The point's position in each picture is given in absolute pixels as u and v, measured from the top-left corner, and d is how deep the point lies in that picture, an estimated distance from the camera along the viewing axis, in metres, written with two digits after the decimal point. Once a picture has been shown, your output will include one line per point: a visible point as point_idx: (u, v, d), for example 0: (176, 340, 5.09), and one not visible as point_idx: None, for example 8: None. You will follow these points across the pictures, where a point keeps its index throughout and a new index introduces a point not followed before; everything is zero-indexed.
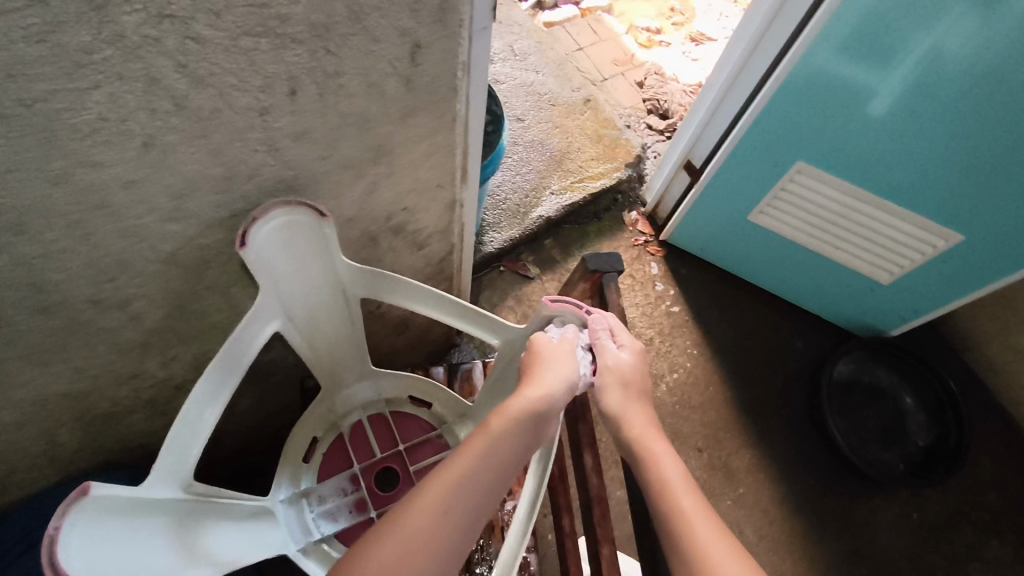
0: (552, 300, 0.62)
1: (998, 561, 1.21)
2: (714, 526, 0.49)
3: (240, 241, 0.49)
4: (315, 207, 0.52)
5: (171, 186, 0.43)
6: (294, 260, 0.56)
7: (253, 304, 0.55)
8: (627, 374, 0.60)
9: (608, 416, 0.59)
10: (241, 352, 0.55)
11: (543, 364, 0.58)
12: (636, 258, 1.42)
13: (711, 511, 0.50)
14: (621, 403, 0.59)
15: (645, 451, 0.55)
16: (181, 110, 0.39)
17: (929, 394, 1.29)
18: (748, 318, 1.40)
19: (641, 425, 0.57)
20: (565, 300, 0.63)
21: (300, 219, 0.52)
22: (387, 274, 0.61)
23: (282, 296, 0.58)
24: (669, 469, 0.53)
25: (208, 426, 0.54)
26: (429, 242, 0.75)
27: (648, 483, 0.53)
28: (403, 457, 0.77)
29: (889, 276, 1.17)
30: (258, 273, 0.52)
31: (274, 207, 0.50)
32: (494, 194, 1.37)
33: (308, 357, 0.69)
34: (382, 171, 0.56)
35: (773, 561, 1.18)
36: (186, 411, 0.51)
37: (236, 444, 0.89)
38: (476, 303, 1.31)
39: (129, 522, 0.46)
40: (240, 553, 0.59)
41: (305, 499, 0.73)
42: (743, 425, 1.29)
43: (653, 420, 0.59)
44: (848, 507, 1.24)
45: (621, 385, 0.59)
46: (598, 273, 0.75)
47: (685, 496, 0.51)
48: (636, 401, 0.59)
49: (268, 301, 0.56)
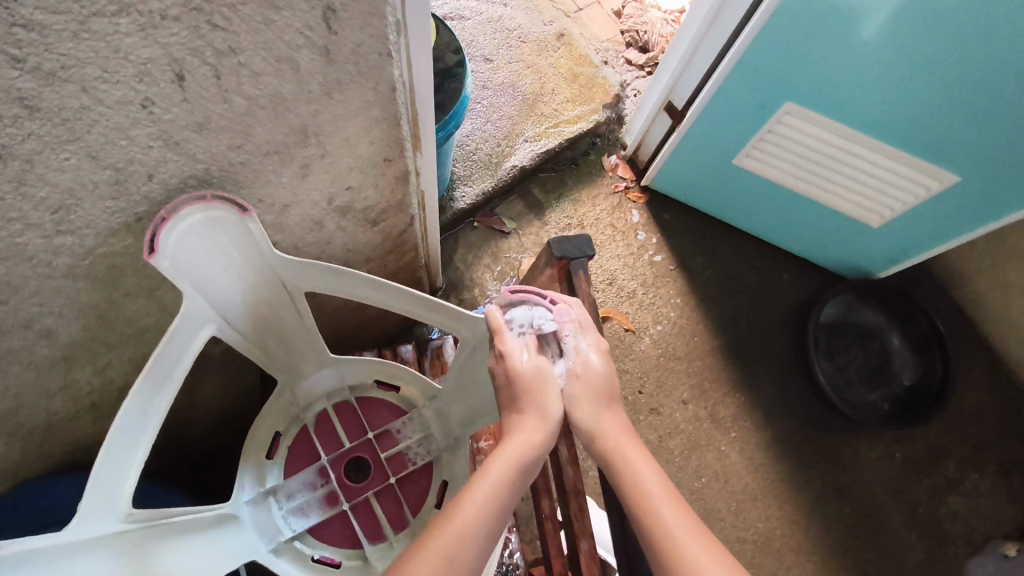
0: (512, 291, 0.65)
1: (978, 493, 1.22)
2: (702, 539, 0.45)
3: (148, 249, 0.43)
4: (236, 202, 0.47)
5: (50, 197, 0.37)
6: (218, 258, 0.52)
7: (181, 308, 0.51)
8: (597, 379, 0.57)
9: (580, 428, 0.55)
10: (171, 367, 0.52)
11: (532, 394, 0.55)
12: (617, 206, 1.35)
13: (697, 521, 0.47)
14: (594, 412, 0.56)
15: (620, 463, 0.52)
16: (34, 112, 0.32)
17: (915, 332, 1.27)
18: (733, 263, 1.34)
19: (617, 438, 0.54)
20: (532, 291, 0.64)
21: (219, 215, 0.47)
22: (331, 267, 0.57)
23: (209, 295, 0.53)
24: (646, 478, 0.50)
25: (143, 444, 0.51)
26: (384, 217, 0.69)
27: (626, 494, 0.50)
28: (374, 446, 0.74)
29: (879, 218, 1.12)
30: (173, 277, 0.47)
31: (187, 202, 0.44)
32: (463, 144, 1.29)
33: (251, 349, 0.65)
34: (312, 152, 0.49)
35: (757, 506, 1.19)
36: (115, 432, 0.48)
37: (202, 431, 0.86)
38: (450, 262, 1.25)
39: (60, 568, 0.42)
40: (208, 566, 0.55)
41: (272, 497, 0.69)
42: (728, 374, 1.27)
43: (627, 428, 0.56)
44: (834, 449, 1.24)
45: (592, 393, 0.56)
46: (564, 259, 0.70)
47: (668, 509, 0.47)
48: (608, 407, 0.56)
49: (195, 306, 0.52)
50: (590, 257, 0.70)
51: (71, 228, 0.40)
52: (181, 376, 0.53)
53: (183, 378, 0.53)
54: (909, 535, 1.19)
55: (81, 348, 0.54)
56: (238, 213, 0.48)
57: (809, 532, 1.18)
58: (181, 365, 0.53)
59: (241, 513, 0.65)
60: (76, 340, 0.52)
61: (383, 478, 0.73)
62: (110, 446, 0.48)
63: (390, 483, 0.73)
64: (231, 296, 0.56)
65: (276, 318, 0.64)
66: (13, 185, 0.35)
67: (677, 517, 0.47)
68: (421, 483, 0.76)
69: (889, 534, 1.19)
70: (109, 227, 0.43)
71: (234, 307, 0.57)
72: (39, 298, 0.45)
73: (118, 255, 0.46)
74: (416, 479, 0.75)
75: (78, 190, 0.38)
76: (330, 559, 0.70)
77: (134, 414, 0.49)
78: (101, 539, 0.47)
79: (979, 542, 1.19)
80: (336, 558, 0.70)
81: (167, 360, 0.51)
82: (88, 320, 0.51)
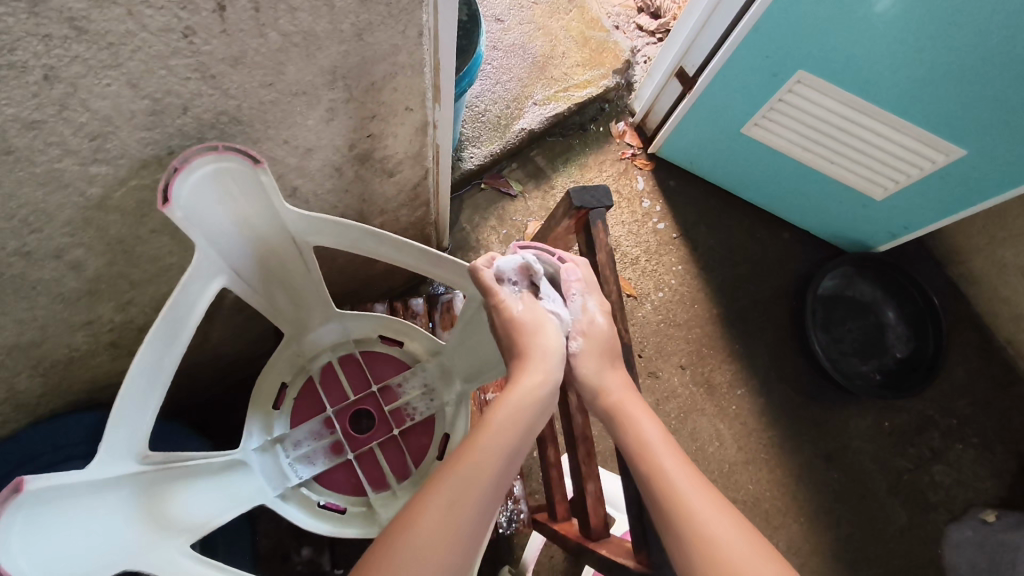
0: (520, 247, 0.66)
1: (961, 464, 1.26)
2: (693, 480, 0.51)
3: (161, 200, 0.44)
4: (247, 153, 0.48)
5: (88, 123, 0.38)
6: (232, 211, 0.53)
7: (193, 262, 0.52)
8: (602, 342, 0.64)
9: (587, 383, 0.63)
10: (179, 323, 0.53)
11: (533, 338, 0.60)
12: (623, 172, 1.35)
13: (693, 468, 0.53)
14: (597, 369, 0.63)
15: (624, 416, 0.58)
16: (82, 34, 0.32)
17: (909, 306, 1.29)
18: (736, 233, 1.35)
19: (619, 391, 0.61)
20: (535, 247, 0.67)
21: (233, 167, 0.48)
22: (337, 222, 0.57)
23: (220, 250, 0.55)
24: (648, 429, 0.57)
25: (157, 399, 0.54)
26: (401, 168, 0.70)
27: (630, 443, 0.56)
28: (377, 399, 0.79)
29: (883, 191, 1.13)
30: (187, 227, 0.48)
31: (199, 152, 0.45)
32: (473, 105, 1.29)
33: (256, 299, 0.66)
34: (339, 96, 0.51)
35: (747, 468, 1.22)
36: (131, 382, 0.50)
37: (212, 373, 0.88)
38: (455, 223, 1.26)
39: (85, 502, 0.46)
40: (209, 516, 0.58)
41: (279, 445, 0.74)
42: (727, 342, 1.29)
43: (627, 383, 0.63)
44: (825, 416, 1.27)
45: (598, 352, 0.63)
46: (583, 210, 0.70)
47: (666, 455, 0.53)
48: (612, 366, 0.63)
49: (209, 260, 0.54)
50: (607, 208, 0.71)
51: (106, 157, 0.41)
52: (195, 325, 0.55)
53: (197, 327, 0.55)
54: (892, 500, 1.24)
55: (104, 283, 0.55)
56: (250, 165, 0.49)
57: (798, 495, 1.22)
58: (193, 317, 0.55)
59: (250, 458, 0.70)
60: (101, 274, 0.54)
61: (387, 427, 0.78)
62: (127, 396, 0.50)
63: (393, 434, 0.78)
64: (243, 250, 0.58)
65: (284, 273, 0.66)
66: (56, 109, 0.36)
67: (672, 461, 0.53)
68: (423, 438, 0.79)
69: (875, 499, 1.24)
70: (141, 159, 0.44)
71: (240, 259, 0.59)
72: (70, 229, 0.46)
73: (148, 189, 0.47)
74: (418, 432, 0.79)
75: (116, 119, 0.39)
76: (336, 505, 0.74)
77: (151, 361, 0.51)
78: (123, 479, 0.50)
79: (959, 510, 1.24)
80: (341, 505, 0.74)
81: (177, 313, 0.52)
82: (114, 255, 0.52)
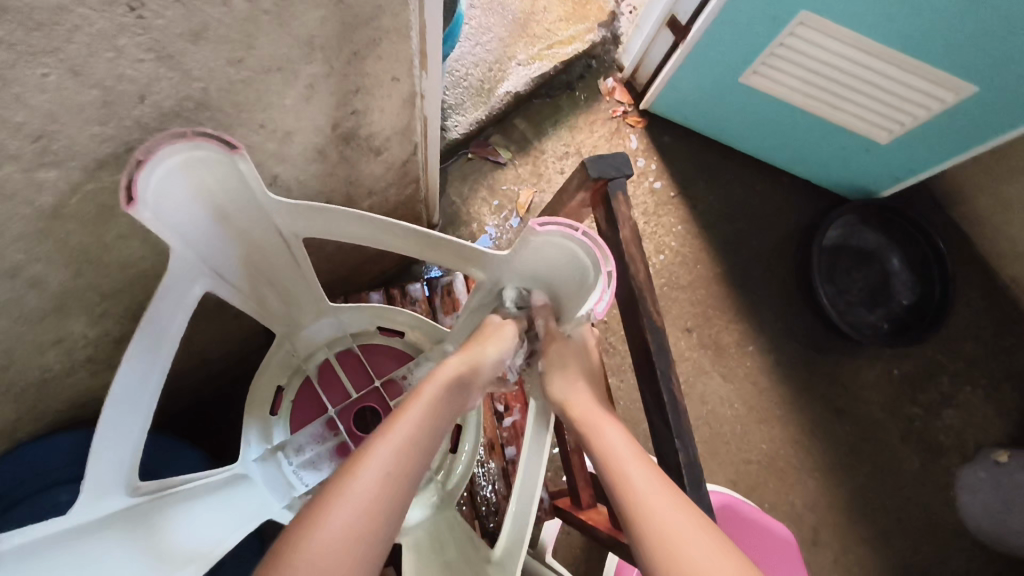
0: (540, 224, 0.51)
1: (970, 406, 1.26)
2: (659, 490, 0.49)
3: (125, 200, 0.39)
4: (222, 138, 0.42)
5: (29, 122, 0.32)
6: (207, 203, 0.47)
7: (169, 271, 0.47)
8: (585, 364, 0.62)
9: (555, 400, 0.59)
10: (162, 336, 0.48)
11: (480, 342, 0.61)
12: (615, 131, 1.29)
13: (666, 480, 0.51)
14: (563, 388, 0.60)
15: (591, 432, 0.56)
16: (6, 15, 0.26)
17: (914, 251, 1.27)
18: (735, 187, 1.31)
19: (585, 405, 0.58)
20: (553, 220, 0.52)
21: (204, 155, 0.42)
22: (321, 207, 0.51)
23: (200, 252, 0.49)
24: (616, 443, 0.54)
25: (143, 424, 0.49)
26: (388, 145, 0.64)
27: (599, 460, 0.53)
28: (381, 394, 0.75)
29: (887, 134, 1.08)
30: (154, 228, 0.43)
31: (163, 142, 0.40)
32: (453, 70, 1.21)
33: (241, 300, 0.60)
34: (318, 69, 0.45)
35: (759, 427, 1.21)
36: (113, 399, 0.45)
37: (201, 376, 0.83)
38: (445, 197, 1.21)
39: (79, 550, 0.41)
40: (216, 540, 0.53)
41: (280, 452, 0.71)
42: (732, 301, 1.26)
43: (597, 398, 0.59)
44: (834, 369, 1.25)
45: (581, 374, 0.61)
46: (602, 180, 0.64)
47: (636, 471, 0.51)
48: (580, 382, 0.60)
49: (185, 264, 0.48)
50: (627, 177, 0.66)
51: (55, 160, 0.35)
52: (177, 335, 0.50)
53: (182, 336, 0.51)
54: (904, 447, 1.24)
55: (71, 298, 0.50)
56: (225, 152, 0.43)
57: (811, 451, 1.22)
58: (174, 326, 0.50)
59: (250, 470, 0.66)
60: (67, 289, 0.48)
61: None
62: (108, 422, 0.45)
63: None
64: (224, 248, 0.52)
65: (271, 267, 0.60)
66: None
67: (644, 477, 0.50)
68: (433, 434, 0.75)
69: (886, 447, 1.23)
70: (97, 158, 0.38)
71: (221, 260, 0.53)
72: (23, 244, 0.40)
73: (108, 191, 0.41)
74: None
75: (62, 114, 0.33)
76: None
77: (134, 375, 0.46)
78: (113, 518, 0.45)
79: (971, 452, 1.24)
80: None
81: (158, 326, 0.47)
82: (79, 266, 0.47)
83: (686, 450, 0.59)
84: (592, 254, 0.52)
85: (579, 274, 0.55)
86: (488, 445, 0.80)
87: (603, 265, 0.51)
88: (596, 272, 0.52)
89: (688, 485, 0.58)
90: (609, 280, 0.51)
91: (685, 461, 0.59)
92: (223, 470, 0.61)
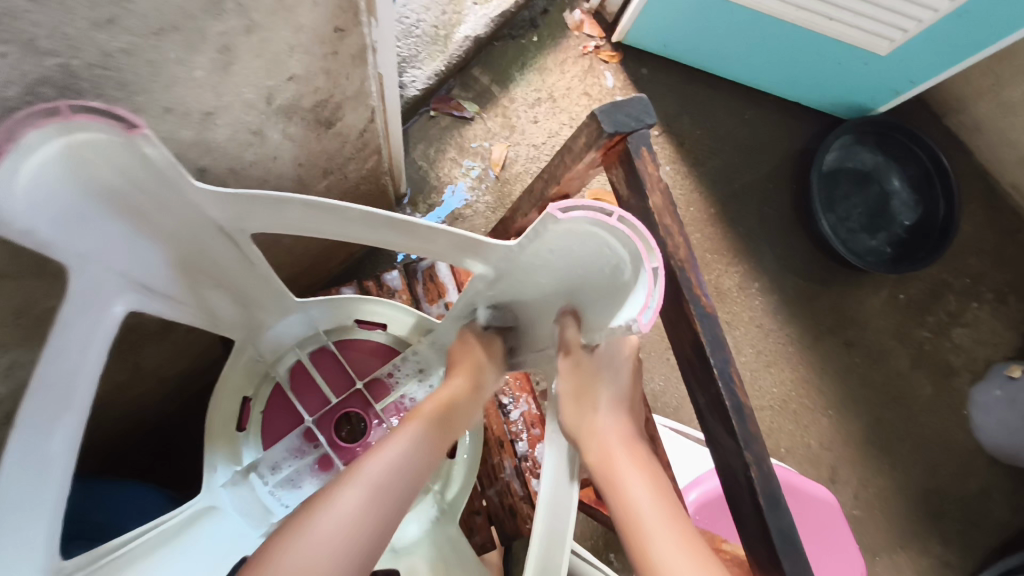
0: (562, 209, 0.40)
1: (979, 322, 1.22)
2: (687, 561, 0.43)
3: None
4: (116, 117, 0.32)
5: None
6: (111, 198, 0.36)
7: (68, 293, 0.37)
8: (619, 392, 0.53)
9: (568, 434, 0.51)
10: (72, 380, 0.38)
11: (467, 360, 0.57)
12: (588, 69, 1.17)
13: (694, 544, 0.44)
14: (576, 416, 0.51)
15: (608, 478, 0.48)
16: None
17: (914, 167, 1.20)
18: (722, 118, 1.21)
19: (607, 439, 0.50)
20: (581, 205, 0.40)
21: (91, 136, 0.32)
22: (262, 195, 0.39)
23: (102, 260, 0.39)
24: (639, 496, 0.47)
25: (53, 488, 0.38)
26: (341, 114, 0.53)
27: (616, 515, 0.47)
28: (364, 397, 0.66)
29: (888, 45, 0.99)
30: (20, 229, 0.31)
31: (26, 123, 0.29)
32: (402, 17, 1.07)
33: (186, 316, 0.49)
34: (231, 27, 0.34)
35: (769, 370, 1.16)
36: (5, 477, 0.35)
37: (155, 395, 0.74)
38: (412, 163, 1.09)
39: None
40: None
41: (254, 474, 0.61)
42: (730, 242, 1.18)
43: (626, 430, 0.52)
44: (838, 300, 1.20)
45: (612, 402, 0.52)
46: (620, 135, 0.56)
47: (661, 537, 0.44)
48: (599, 411, 0.51)
49: (85, 276, 0.38)
50: (650, 127, 0.57)
51: None
52: (89, 380, 0.40)
53: (98, 377, 0.41)
54: (915, 373, 1.20)
55: None
56: (121, 133, 0.32)
57: (822, 388, 1.17)
58: (91, 363, 0.40)
59: (219, 498, 0.57)
60: None
61: (381, 427, 0.65)
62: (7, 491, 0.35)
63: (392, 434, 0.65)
64: (144, 250, 0.41)
65: (218, 270, 0.48)
66: None
67: (668, 539, 0.44)
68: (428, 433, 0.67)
69: (898, 375, 1.19)
70: None
71: (141, 267, 0.42)
72: None
73: None
74: None
75: None
76: None
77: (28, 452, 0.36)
78: None
79: (981, 369, 1.20)
80: None
81: (66, 370, 0.38)
82: None
83: (757, 463, 0.53)
84: (630, 245, 0.40)
85: (609, 269, 0.44)
86: (497, 444, 0.73)
87: (647, 262, 0.39)
88: (635, 269, 0.41)
89: (764, 503, 0.52)
90: (655, 280, 0.39)
91: (758, 477, 0.53)
92: (184, 507, 0.52)
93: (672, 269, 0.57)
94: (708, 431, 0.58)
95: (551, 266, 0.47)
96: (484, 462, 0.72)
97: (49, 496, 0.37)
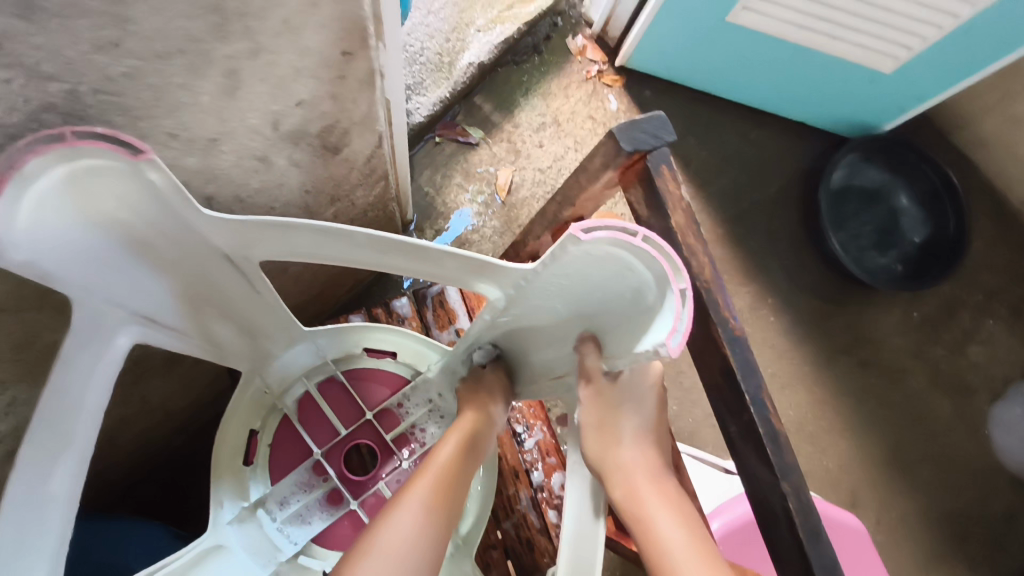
0: (584, 229, 0.39)
1: (996, 339, 1.19)
2: None
3: None
4: (119, 143, 0.31)
5: None
6: (113, 229, 0.36)
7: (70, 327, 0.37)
8: (640, 423, 0.52)
9: (591, 463, 0.49)
10: (73, 417, 0.37)
11: (474, 409, 0.55)
12: (592, 93, 1.17)
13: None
14: (599, 447, 0.49)
15: (635, 514, 0.46)
16: None
17: (923, 184, 1.19)
18: (728, 139, 1.21)
19: (633, 471, 0.48)
20: (603, 224, 0.39)
21: (95, 163, 0.31)
22: (274, 222, 0.37)
23: (102, 292, 0.38)
24: (667, 531, 0.45)
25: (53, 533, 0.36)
26: (348, 139, 0.52)
27: (645, 553, 0.45)
28: (375, 428, 0.63)
29: (893, 63, 0.99)
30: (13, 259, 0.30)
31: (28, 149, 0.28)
32: (406, 45, 1.08)
33: (186, 347, 0.47)
34: (237, 51, 0.33)
35: (783, 391, 1.13)
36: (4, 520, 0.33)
37: (161, 430, 0.72)
38: (417, 188, 1.08)
39: None
40: None
41: (262, 509, 0.59)
42: (740, 262, 1.16)
43: (650, 462, 0.50)
44: (851, 320, 1.18)
45: (632, 432, 0.51)
46: (639, 154, 0.55)
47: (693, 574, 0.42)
48: (621, 443, 0.49)
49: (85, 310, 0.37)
50: (666, 145, 0.56)
51: None
52: (93, 418, 0.39)
53: (101, 414, 0.39)
54: (933, 392, 1.17)
55: None
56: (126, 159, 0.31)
57: (840, 410, 1.14)
58: (92, 401, 0.39)
59: (224, 536, 0.55)
60: None
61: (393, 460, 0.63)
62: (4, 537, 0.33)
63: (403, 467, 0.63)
64: (148, 282, 0.40)
65: (225, 301, 0.47)
66: None
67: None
68: None
69: (916, 394, 1.17)
70: None
71: (146, 299, 0.41)
72: None
73: None
74: None
75: None
76: None
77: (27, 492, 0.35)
78: None
79: (1001, 387, 1.18)
80: None
81: (66, 405, 0.37)
82: None
83: (795, 493, 0.51)
84: (655, 267, 0.38)
85: (630, 293, 0.42)
86: (512, 474, 0.71)
87: (675, 283, 0.38)
88: (661, 291, 0.39)
89: (803, 536, 0.50)
90: (682, 302, 0.38)
91: (796, 508, 0.51)
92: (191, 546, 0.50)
93: (698, 290, 0.57)
94: (740, 461, 0.55)
95: (566, 289, 0.45)
96: (500, 494, 0.70)
97: (48, 541, 0.36)
